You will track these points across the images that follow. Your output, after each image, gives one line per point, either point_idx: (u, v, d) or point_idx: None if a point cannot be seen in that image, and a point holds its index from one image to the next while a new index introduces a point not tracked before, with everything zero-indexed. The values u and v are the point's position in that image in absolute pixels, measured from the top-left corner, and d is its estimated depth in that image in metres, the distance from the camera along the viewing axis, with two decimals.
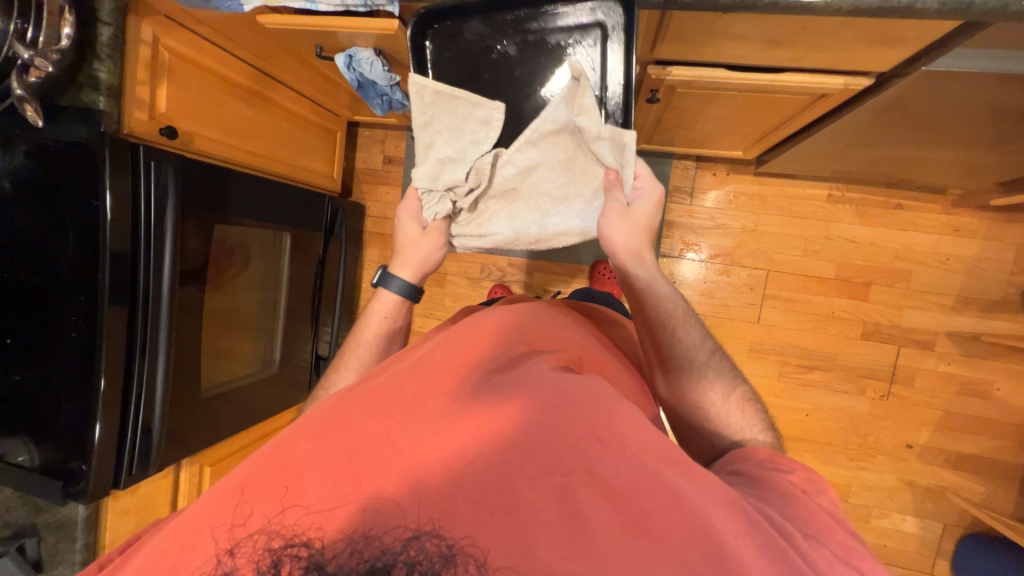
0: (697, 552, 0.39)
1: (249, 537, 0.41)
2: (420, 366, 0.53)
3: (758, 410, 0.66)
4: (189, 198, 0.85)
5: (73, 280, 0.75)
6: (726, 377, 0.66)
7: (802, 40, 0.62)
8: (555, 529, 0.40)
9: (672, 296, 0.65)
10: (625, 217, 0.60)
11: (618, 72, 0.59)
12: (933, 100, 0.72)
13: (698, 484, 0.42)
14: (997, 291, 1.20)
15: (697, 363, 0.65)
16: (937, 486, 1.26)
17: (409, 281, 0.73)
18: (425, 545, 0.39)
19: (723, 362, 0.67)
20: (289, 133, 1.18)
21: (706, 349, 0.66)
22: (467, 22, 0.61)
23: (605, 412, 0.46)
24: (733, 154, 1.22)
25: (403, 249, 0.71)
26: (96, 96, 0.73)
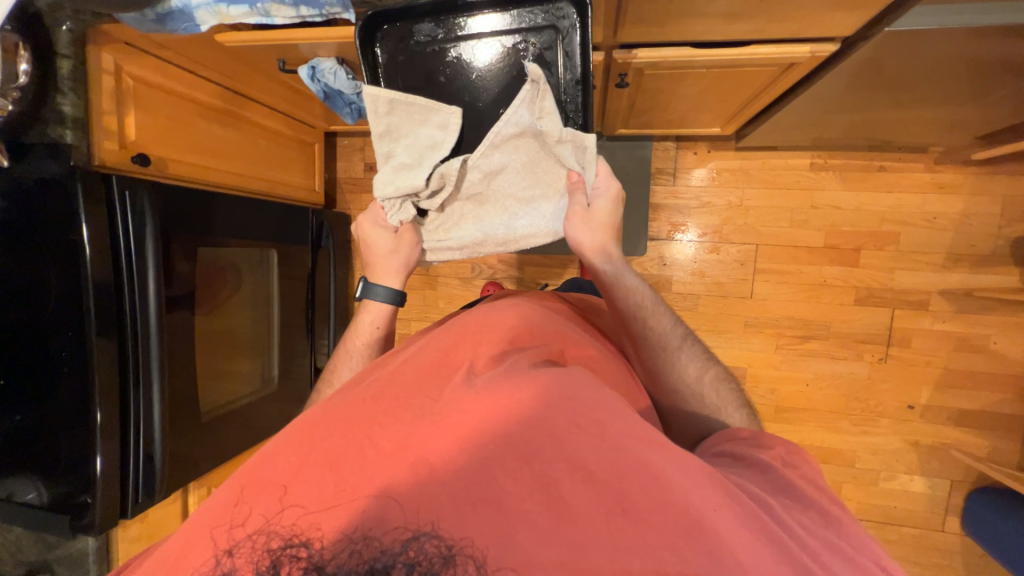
0: (679, 532, 0.40)
1: (250, 537, 0.41)
2: (407, 372, 0.54)
3: (735, 392, 0.67)
4: (168, 224, 0.84)
5: (59, 314, 0.75)
6: (700, 361, 0.68)
7: (762, 12, 0.62)
8: (541, 522, 0.40)
9: (640, 286, 0.67)
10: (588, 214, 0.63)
11: (575, 69, 0.60)
12: (901, 59, 0.72)
13: (682, 464, 0.44)
14: (987, 245, 1.20)
15: (672, 349, 0.66)
16: (941, 444, 1.27)
17: (394, 287, 0.73)
18: (425, 545, 0.39)
19: (697, 347, 0.68)
20: (265, 148, 1.17)
21: (679, 335, 0.68)
22: (419, 25, 0.62)
23: (588, 404, 0.47)
24: (712, 131, 1.22)
25: (377, 260, 0.71)
26: (63, 130, 0.73)
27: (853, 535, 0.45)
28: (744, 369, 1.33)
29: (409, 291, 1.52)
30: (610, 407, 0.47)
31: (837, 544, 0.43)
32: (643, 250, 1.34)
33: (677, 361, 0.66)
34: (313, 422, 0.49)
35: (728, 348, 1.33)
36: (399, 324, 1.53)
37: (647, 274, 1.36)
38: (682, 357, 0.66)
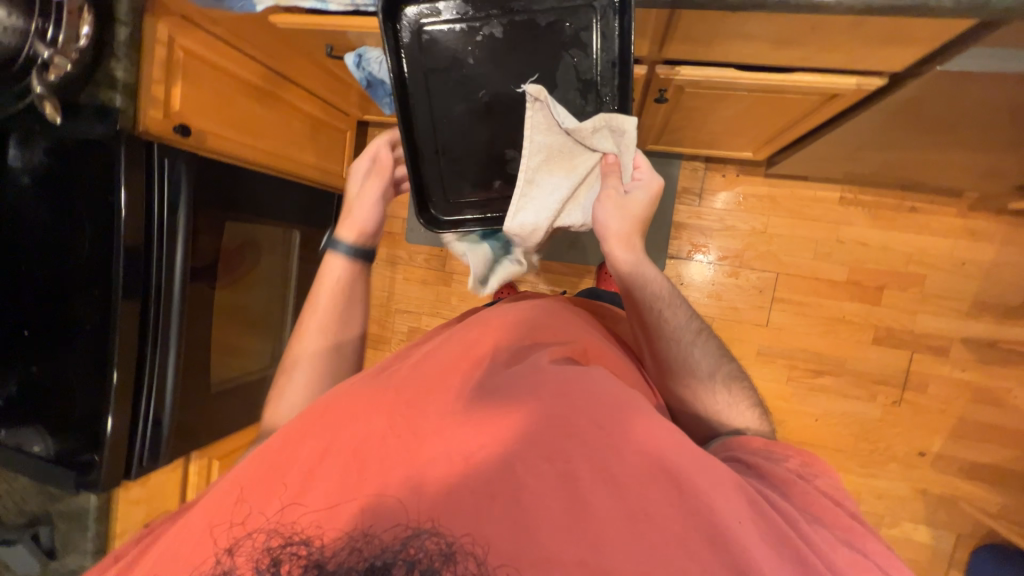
0: (699, 537, 0.40)
1: (249, 537, 0.41)
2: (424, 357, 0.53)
3: (745, 390, 0.66)
4: (201, 196, 0.86)
5: (89, 274, 0.76)
6: (715, 357, 0.66)
7: (811, 40, 0.62)
8: (562, 519, 0.41)
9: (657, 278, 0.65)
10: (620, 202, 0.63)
11: (613, 49, 0.60)
12: (946, 101, 0.71)
13: (698, 469, 0.43)
14: (1015, 297, 1.18)
15: (684, 347, 0.65)
16: (950, 495, 1.24)
17: (353, 240, 0.72)
18: (425, 543, 0.39)
19: (712, 342, 0.67)
20: (299, 132, 1.19)
21: (693, 330, 0.66)
22: (446, 5, 0.63)
23: (601, 406, 0.46)
24: (743, 156, 1.21)
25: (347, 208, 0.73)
26: (112, 94, 0.75)
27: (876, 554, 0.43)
28: None
29: (424, 285, 1.53)
30: (636, 413, 0.46)
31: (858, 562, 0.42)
32: (661, 267, 1.33)
33: (688, 358, 0.65)
34: (321, 407, 0.48)
35: None
36: (410, 317, 1.54)
37: None
38: (694, 354, 0.65)
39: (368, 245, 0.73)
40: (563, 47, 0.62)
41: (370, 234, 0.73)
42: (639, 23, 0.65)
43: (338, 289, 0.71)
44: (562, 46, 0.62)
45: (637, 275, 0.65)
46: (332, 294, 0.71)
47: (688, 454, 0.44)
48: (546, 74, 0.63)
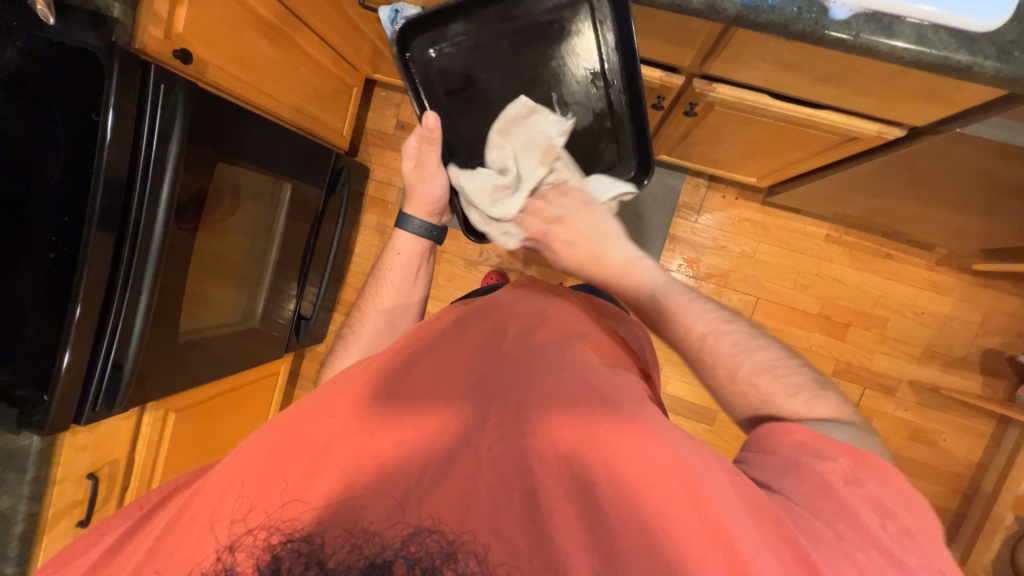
0: (716, 551, 0.37)
1: (249, 534, 0.41)
2: (429, 357, 0.53)
3: (796, 378, 0.51)
4: (196, 131, 0.79)
5: (60, 196, 0.69)
6: (767, 367, 0.51)
7: (851, 81, 0.63)
8: (579, 525, 0.40)
9: (636, 274, 0.61)
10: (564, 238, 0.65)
11: (611, 37, 0.64)
12: (948, 162, 0.75)
13: (706, 473, 0.41)
14: (960, 350, 1.28)
15: (704, 339, 0.53)
16: None
17: (427, 221, 0.77)
18: (425, 541, 0.39)
19: (741, 327, 0.55)
20: (305, 80, 1.12)
21: (722, 320, 0.55)
22: (450, 26, 0.64)
23: (606, 397, 0.46)
24: (745, 180, 1.24)
25: (415, 186, 0.73)
26: (111, 1, 0.68)
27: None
28: (715, 410, 1.40)
29: None
30: (645, 419, 0.44)
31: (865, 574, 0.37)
32: None
33: (706, 347, 0.53)
34: (329, 399, 0.49)
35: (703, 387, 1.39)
36: None
37: None
38: (721, 348, 0.52)
39: (440, 219, 0.79)
40: (565, 43, 0.65)
41: (439, 212, 0.77)
42: (690, 34, 0.65)
43: (405, 267, 0.79)
44: (565, 38, 0.65)
45: (627, 276, 0.61)
46: (403, 266, 0.79)
47: (695, 459, 0.42)
48: (554, 79, 0.67)
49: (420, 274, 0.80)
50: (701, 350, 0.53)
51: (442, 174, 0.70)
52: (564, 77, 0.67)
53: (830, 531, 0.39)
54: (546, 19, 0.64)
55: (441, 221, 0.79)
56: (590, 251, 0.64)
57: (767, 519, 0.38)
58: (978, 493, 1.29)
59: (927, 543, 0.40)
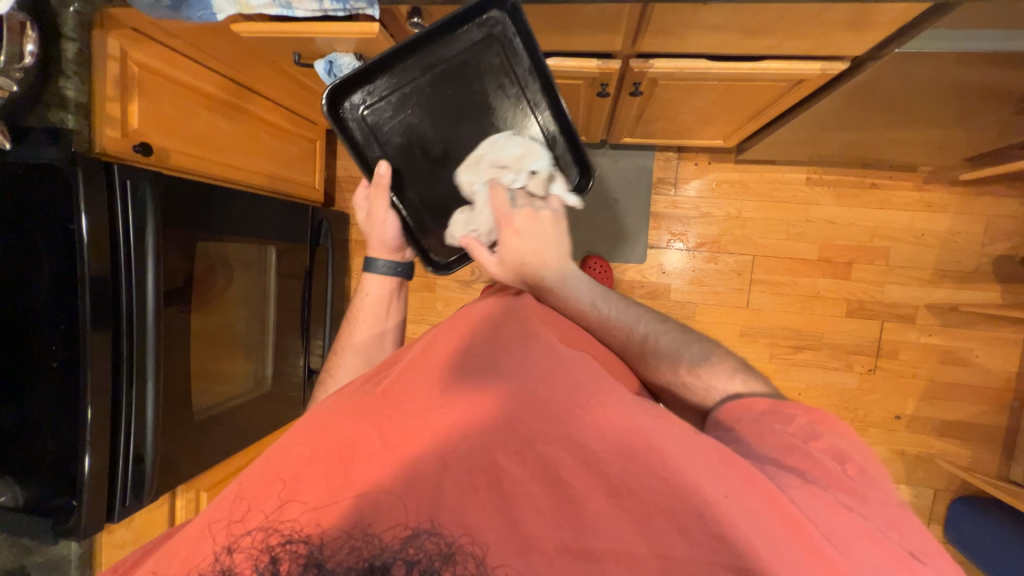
0: (683, 509, 0.40)
1: (247, 534, 0.41)
2: (402, 367, 0.53)
3: (728, 362, 0.62)
4: (170, 218, 0.82)
5: (52, 305, 0.71)
6: (704, 361, 0.63)
7: (781, 28, 0.64)
8: (547, 504, 0.41)
9: (578, 291, 0.67)
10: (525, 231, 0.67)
11: (526, 65, 0.67)
12: (902, 81, 0.75)
13: (674, 437, 0.43)
14: (971, 263, 1.25)
15: (645, 338, 0.65)
16: (926, 454, 1.31)
17: (391, 259, 0.78)
18: (425, 543, 0.40)
19: (674, 329, 0.67)
20: (266, 144, 1.15)
21: (655, 322, 0.66)
22: (375, 81, 0.67)
23: (571, 382, 0.47)
24: (713, 144, 1.24)
25: (370, 232, 0.75)
26: (65, 115, 0.72)
27: (876, 515, 0.42)
28: None
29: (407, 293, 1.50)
30: (609, 396, 0.46)
31: (864, 525, 0.40)
32: (642, 258, 1.35)
33: (649, 344, 0.64)
34: (321, 415, 0.49)
35: None
36: None
37: (646, 281, 1.37)
38: (658, 345, 0.64)
39: (406, 255, 0.80)
40: (486, 75, 0.68)
41: (400, 248, 0.78)
42: (614, 19, 0.66)
43: (377, 306, 0.79)
44: (483, 73, 0.68)
45: (568, 288, 0.66)
46: (374, 306, 0.79)
47: (659, 425, 0.44)
48: (488, 114, 0.70)
49: (391, 310, 0.80)
50: (643, 350, 0.64)
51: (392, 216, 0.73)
52: (495, 111, 0.70)
53: (827, 493, 0.42)
54: (460, 61, 0.67)
55: (406, 257, 0.80)
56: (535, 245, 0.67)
57: (740, 474, 0.41)
58: None
59: (870, 471, 0.46)
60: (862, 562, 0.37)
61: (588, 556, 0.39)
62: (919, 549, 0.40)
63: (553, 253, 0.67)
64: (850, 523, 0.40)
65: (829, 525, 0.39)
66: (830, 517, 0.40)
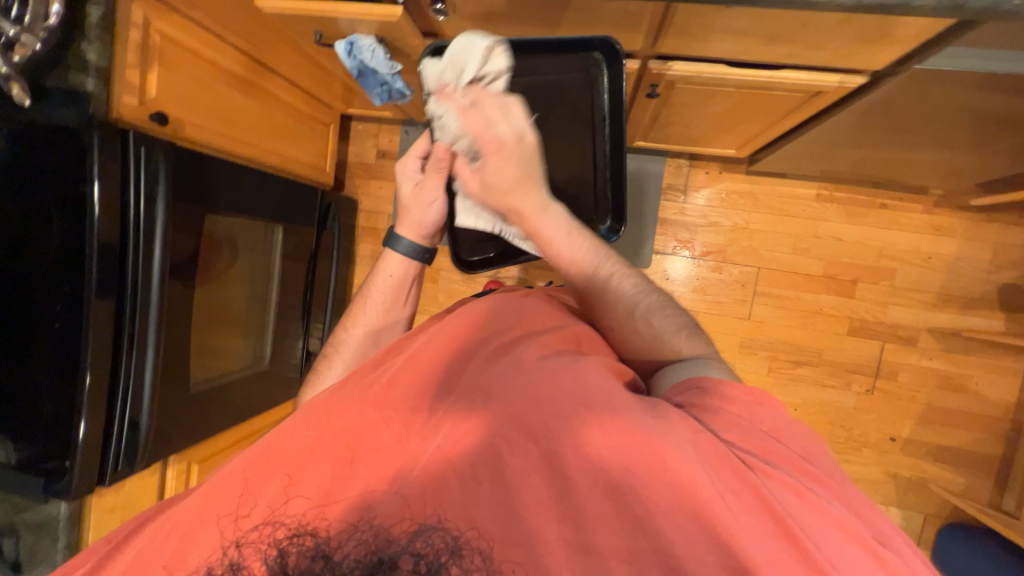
0: (680, 512, 0.40)
1: (255, 529, 0.42)
2: (399, 364, 0.53)
3: (682, 319, 0.62)
4: (180, 190, 0.82)
5: (57, 267, 0.71)
6: (661, 312, 0.61)
7: (802, 36, 0.64)
8: (557, 500, 0.42)
9: (548, 227, 0.60)
10: (494, 158, 0.56)
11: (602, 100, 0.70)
12: (917, 102, 0.75)
13: (676, 442, 0.42)
14: (976, 289, 1.25)
15: (607, 278, 0.61)
16: (919, 478, 1.30)
17: (416, 241, 0.76)
18: (431, 538, 0.40)
19: (636, 273, 0.63)
20: (281, 123, 1.15)
21: (619, 266, 0.62)
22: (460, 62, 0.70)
23: (579, 387, 0.46)
24: (725, 153, 1.24)
25: (409, 208, 0.74)
26: (85, 78, 0.72)
27: (837, 499, 0.43)
28: None
29: None
30: (612, 400, 0.45)
31: (835, 515, 0.41)
32: (647, 263, 1.35)
33: (611, 286, 0.61)
34: (317, 409, 0.49)
35: None
36: None
37: None
38: (620, 288, 0.61)
39: (432, 241, 0.78)
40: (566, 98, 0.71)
41: (429, 233, 0.76)
42: (636, 18, 0.66)
43: (393, 289, 0.77)
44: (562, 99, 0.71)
45: (541, 222, 0.60)
46: (387, 290, 0.77)
47: (661, 426, 0.43)
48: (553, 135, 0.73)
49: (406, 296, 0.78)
50: (604, 291, 0.61)
51: (441, 200, 0.72)
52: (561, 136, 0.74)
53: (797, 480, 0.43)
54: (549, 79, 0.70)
55: (431, 243, 0.78)
56: (502, 178, 0.57)
57: (729, 474, 0.41)
58: (1021, 433, 1.23)
59: (817, 453, 0.47)
60: (836, 557, 0.38)
61: (588, 553, 0.40)
62: (879, 532, 0.41)
63: (534, 180, 0.58)
64: (822, 518, 0.40)
65: (808, 522, 0.40)
66: (801, 507, 0.41)
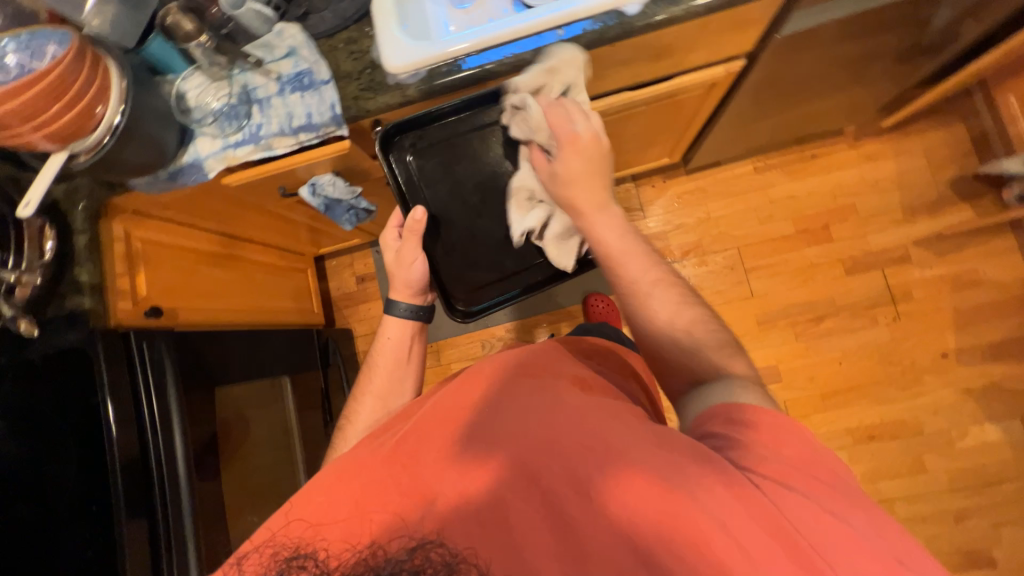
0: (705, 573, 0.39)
1: (255, 550, 0.46)
2: (419, 425, 0.51)
3: (721, 336, 0.61)
4: (186, 375, 0.83)
5: (73, 492, 0.67)
6: (717, 343, 0.60)
7: (679, 45, 0.75)
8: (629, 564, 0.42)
9: (600, 228, 0.66)
10: (570, 154, 0.64)
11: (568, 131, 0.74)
12: (791, 66, 0.88)
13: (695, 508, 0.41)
14: (932, 193, 1.33)
15: (652, 284, 0.64)
16: (992, 383, 1.25)
17: (411, 303, 0.80)
18: (432, 554, 0.43)
19: (680, 286, 0.65)
20: (263, 282, 1.21)
21: (668, 274, 0.65)
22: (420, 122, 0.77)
23: (617, 445, 0.45)
24: (662, 163, 1.36)
25: (394, 274, 0.80)
26: (81, 297, 0.75)
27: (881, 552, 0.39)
28: (774, 368, 1.33)
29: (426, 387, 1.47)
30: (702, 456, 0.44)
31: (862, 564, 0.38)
32: None
33: (653, 295, 0.63)
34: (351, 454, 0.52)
35: (749, 351, 1.34)
36: None
37: None
38: (657, 307, 0.63)
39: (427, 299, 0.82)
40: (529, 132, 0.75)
41: (422, 291, 0.81)
42: None
43: (396, 350, 0.79)
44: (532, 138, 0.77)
45: (595, 221, 0.66)
46: (388, 353, 0.79)
47: (696, 498, 0.41)
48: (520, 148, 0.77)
49: (412, 354, 0.80)
50: (642, 306, 0.64)
51: (421, 258, 0.77)
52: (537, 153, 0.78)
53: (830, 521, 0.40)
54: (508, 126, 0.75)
55: (427, 300, 0.82)
56: (581, 177, 0.65)
57: (762, 529, 0.39)
58: None
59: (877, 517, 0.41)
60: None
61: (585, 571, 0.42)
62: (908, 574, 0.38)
63: (601, 183, 0.66)
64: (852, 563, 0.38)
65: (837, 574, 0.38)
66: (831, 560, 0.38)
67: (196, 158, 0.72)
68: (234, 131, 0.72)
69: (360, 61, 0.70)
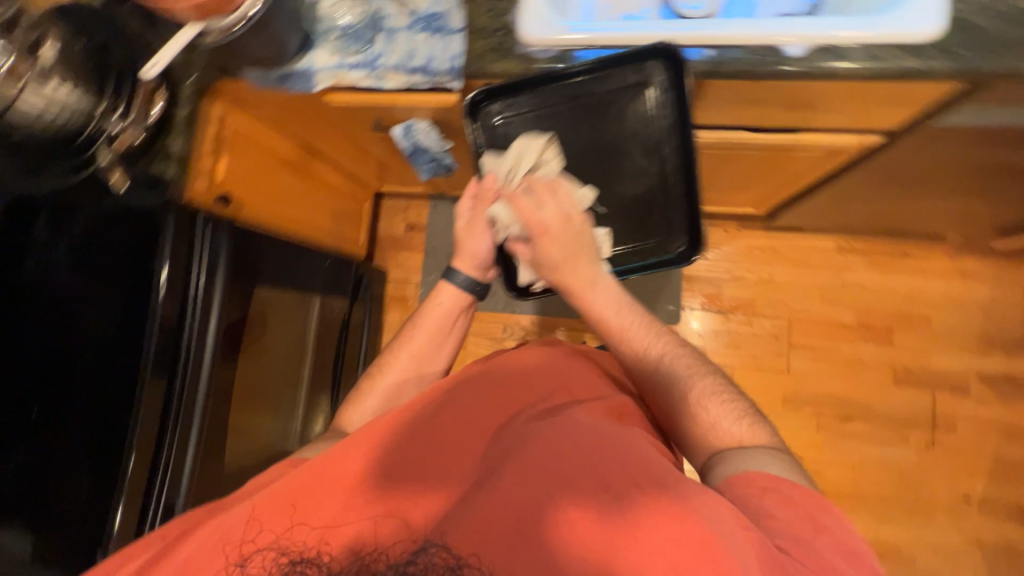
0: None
1: (260, 549, 0.47)
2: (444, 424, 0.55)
3: (738, 403, 0.62)
4: (235, 265, 0.86)
5: (112, 340, 0.71)
6: (726, 404, 0.62)
7: (822, 102, 0.70)
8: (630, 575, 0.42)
9: (601, 300, 0.67)
10: (542, 242, 0.65)
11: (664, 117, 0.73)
12: (928, 158, 0.82)
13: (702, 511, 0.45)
14: (1016, 332, 1.23)
15: (660, 360, 0.66)
16: (1007, 544, 1.18)
17: (473, 276, 0.78)
18: (433, 558, 0.44)
19: (692, 355, 0.67)
20: (323, 201, 1.23)
21: (675, 347, 0.67)
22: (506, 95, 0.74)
23: (622, 453, 0.50)
24: (743, 211, 1.30)
25: (462, 243, 0.77)
26: (167, 165, 0.79)
27: None
28: None
29: None
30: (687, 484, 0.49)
31: None
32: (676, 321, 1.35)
33: (662, 366, 0.65)
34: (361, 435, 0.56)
35: None
36: None
37: None
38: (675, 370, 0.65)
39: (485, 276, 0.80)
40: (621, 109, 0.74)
41: (485, 268, 0.79)
42: None
43: (441, 318, 0.78)
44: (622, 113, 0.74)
45: (594, 297, 0.67)
46: (431, 320, 0.78)
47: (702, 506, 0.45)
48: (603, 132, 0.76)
49: (454, 326, 0.79)
50: (658, 371, 0.65)
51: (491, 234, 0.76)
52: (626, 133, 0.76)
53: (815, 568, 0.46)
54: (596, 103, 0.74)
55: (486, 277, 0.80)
56: (563, 247, 0.66)
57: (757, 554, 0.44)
58: None
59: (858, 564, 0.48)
60: None
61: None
62: None
63: (584, 260, 0.66)
64: None
65: None
66: None
67: (310, 67, 0.71)
68: (354, 53, 0.71)
69: (495, 20, 0.68)
